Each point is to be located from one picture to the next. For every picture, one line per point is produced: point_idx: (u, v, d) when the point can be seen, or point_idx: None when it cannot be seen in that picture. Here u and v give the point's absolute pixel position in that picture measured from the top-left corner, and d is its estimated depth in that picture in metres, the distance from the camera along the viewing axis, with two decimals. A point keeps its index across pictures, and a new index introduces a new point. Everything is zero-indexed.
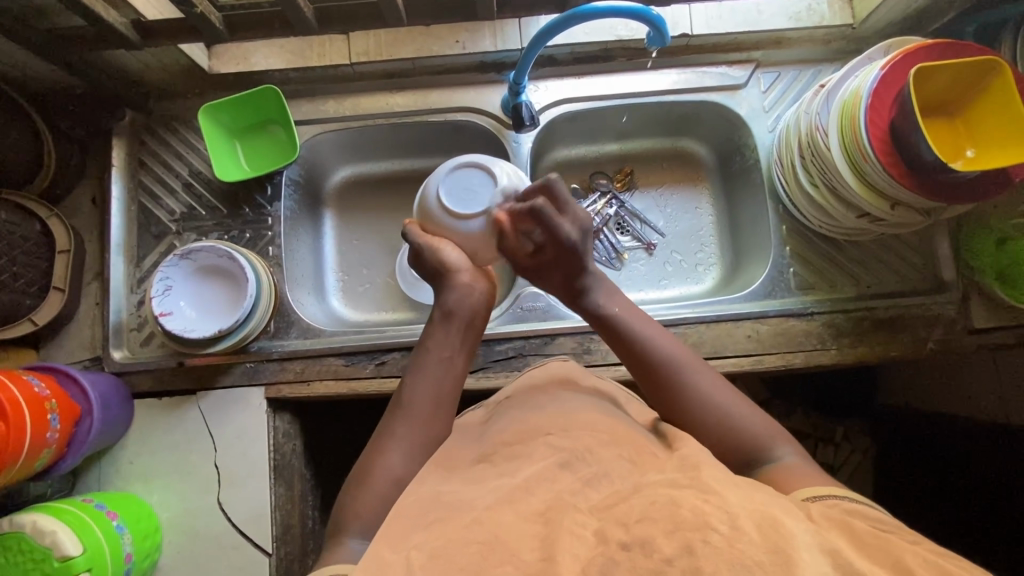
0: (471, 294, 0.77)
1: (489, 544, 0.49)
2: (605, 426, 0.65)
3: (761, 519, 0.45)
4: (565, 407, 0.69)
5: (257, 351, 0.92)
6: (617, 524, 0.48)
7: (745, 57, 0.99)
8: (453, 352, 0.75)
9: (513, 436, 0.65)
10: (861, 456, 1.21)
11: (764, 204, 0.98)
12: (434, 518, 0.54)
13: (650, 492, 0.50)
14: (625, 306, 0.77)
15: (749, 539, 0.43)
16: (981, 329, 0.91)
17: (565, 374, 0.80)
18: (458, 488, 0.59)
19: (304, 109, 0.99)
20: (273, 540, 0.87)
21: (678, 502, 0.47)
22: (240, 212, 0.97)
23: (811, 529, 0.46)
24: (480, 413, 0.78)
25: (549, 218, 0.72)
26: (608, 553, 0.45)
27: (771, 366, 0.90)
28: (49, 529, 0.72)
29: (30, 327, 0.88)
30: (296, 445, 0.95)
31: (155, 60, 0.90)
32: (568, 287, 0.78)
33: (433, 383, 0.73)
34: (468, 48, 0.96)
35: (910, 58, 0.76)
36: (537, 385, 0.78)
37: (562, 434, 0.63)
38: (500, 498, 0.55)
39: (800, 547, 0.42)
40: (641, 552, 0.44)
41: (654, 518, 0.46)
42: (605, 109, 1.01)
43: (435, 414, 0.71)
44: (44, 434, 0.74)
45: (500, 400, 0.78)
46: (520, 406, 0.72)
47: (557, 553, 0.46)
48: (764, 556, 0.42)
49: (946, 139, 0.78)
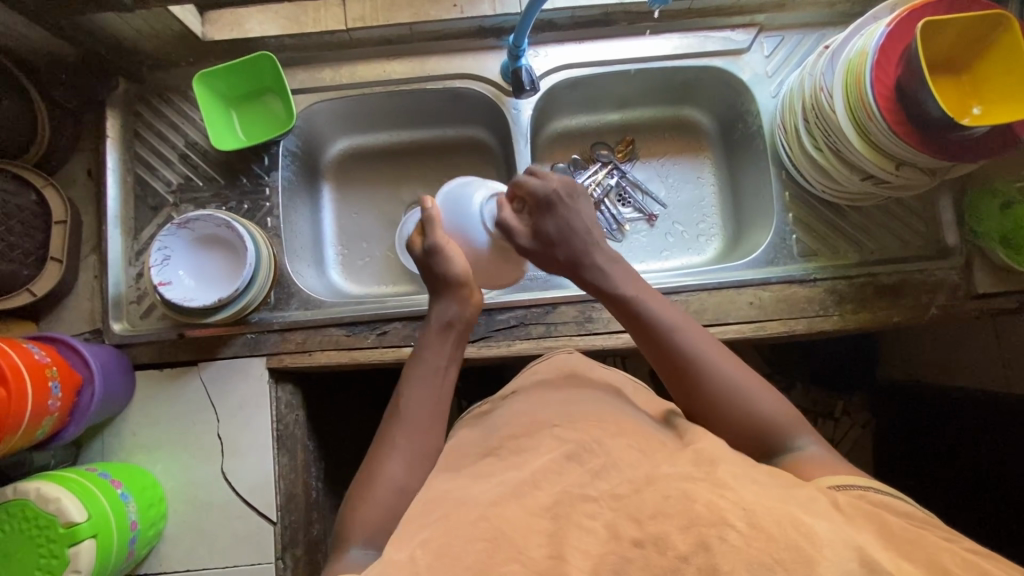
0: (457, 302, 0.79)
1: (495, 541, 0.49)
2: (610, 418, 0.66)
3: (780, 515, 0.46)
4: (571, 402, 0.70)
5: (257, 322, 0.92)
6: (629, 519, 0.48)
7: (748, 20, 0.97)
8: (448, 360, 0.77)
9: (519, 429, 0.67)
10: (860, 430, 1.29)
11: (766, 171, 0.97)
12: (440, 513, 0.55)
13: (663, 484, 0.50)
14: (636, 283, 0.76)
15: (767, 536, 0.43)
16: (984, 295, 0.90)
17: (568, 368, 0.80)
18: (466, 483, 0.60)
19: (300, 78, 0.98)
20: (277, 508, 0.88)
21: (692, 496, 0.47)
22: (237, 182, 0.96)
23: (833, 525, 0.46)
24: (485, 407, 0.80)
25: (524, 181, 0.79)
26: (620, 551, 0.46)
27: (773, 333, 0.89)
28: (53, 496, 0.72)
29: (29, 297, 0.87)
30: (299, 415, 0.94)
31: (147, 28, 0.88)
32: (574, 271, 0.78)
33: (428, 393, 0.73)
34: (466, 12, 0.94)
35: (916, 14, 0.74)
36: (542, 380, 0.78)
37: (568, 425, 0.64)
38: (506, 492, 0.55)
39: (822, 544, 0.43)
40: (654, 549, 0.45)
41: (667, 514, 0.47)
42: (606, 76, 1.00)
43: (425, 422, 0.71)
44: (45, 401, 0.74)
45: (506, 394, 0.80)
46: (531, 398, 0.74)
47: (567, 551, 0.46)
48: (784, 553, 0.42)
49: (953, 95, 0.76)
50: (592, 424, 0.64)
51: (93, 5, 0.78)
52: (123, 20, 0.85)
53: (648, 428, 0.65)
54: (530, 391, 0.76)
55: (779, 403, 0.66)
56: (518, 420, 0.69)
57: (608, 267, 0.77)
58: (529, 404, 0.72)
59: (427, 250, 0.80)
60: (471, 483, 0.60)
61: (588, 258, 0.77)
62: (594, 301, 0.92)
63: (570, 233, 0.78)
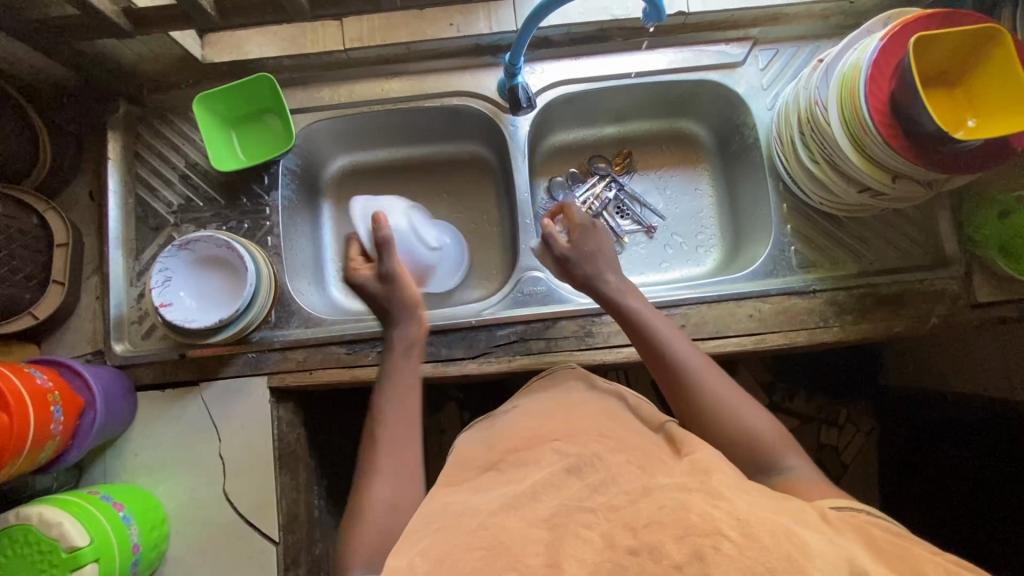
0: (414, 328, 0.81)
1: (493, 549, 0.49)
2: (610, 434, 0.66)
3: (773, 526, 0.46)
4: (572, 416, 0.70)
5: (258, 341, 0.92)
6: (624, 527, 0.49)
7: (743, 34, 0.98)
8: (410, 380, 0.77)
9: (519, 443, 0.67)
10: (864, 437, 1.29)
11: (764, 183, 0.97)
12: (441, 523, 0.55)
13: (659, 495, 0.51)
14: (642, 301, 0.80)
15: (759, 545, 0.44)
16: (984, 304, 0.90)
17: (570, 384, 0.80)
18: (465, 495, 0.60)
19: (298, 98, 0.98)
20: (279, 528, 0.87)
21: (687, 507, 0.48)
22: (237, 202, 0.96)
23: (824, 538, 0.46)
24: (486, 421, 0.80)
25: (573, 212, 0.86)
26: (615, 558, 0.46)
27: (773, 345, 0.89)
28: (56, 520, 0.72)
29: (31, 321, 0.87)
30: (301, 434, 0.95)
31: (147, 50, 0.90)
32: (587, 286, 0.82)
33: (395, 416, 0.74)
34: (463, 31, 0.95)
35: (909, 28, 0.75)
36: (543, 398, 0.77)
37: (568, 438, 0.65)
38: (504, 503, 0.55)
39: (814, 555, 0.43)
40: (649, 557, 0.45)
41: (662, 522, 0.47)
42: (603, 91, 1.00)
43: (403, 443, 0.72)
44: (48, 426, 0.74)
45: (507, 409, 0.79)
46: (533, 413, 0.73)
47: (564, 559, 0.47)
48: (776, 562, 0.43)
49: (946, 109, 0.77)
50: (592, 438, 0.64)
51: (96, 32, 0.80)
52: (123, 44, 0.87)
53: (647, 442, 0.66)
54: (531, 407, 0.75)
55: (768, 426, 0.69)
56: (518, 434, 0.69)
57: (618, 285, 0.81)
58: (528, 418, 0.72)
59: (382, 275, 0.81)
60: (471, 496, 0.60)
61: (602, 276, 0.82)
62: (595, 316, 0.92)
63: (601, 259, 0.83)
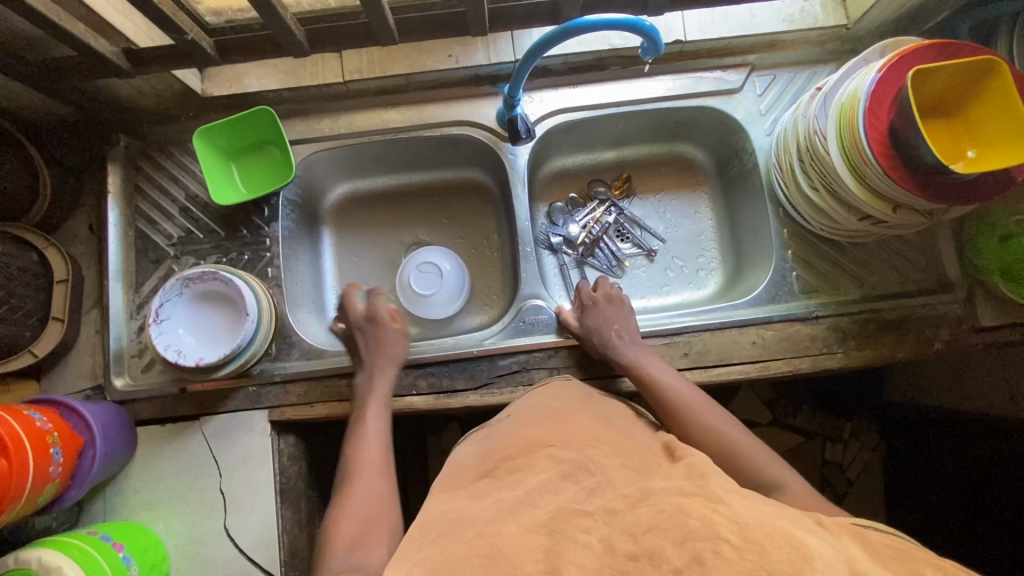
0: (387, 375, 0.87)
1: (491, 558, 0.48)
2: (606, 441, 0.66)
3: (770, 529, 0.45)
4: (575, 423, 0.70)
5: (259, 373, 0.91)
6: (624, 533, 0.47)
7: (740, 61, 0.98)
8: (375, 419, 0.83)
9: (513, 450, 0.66)
10: (870, 454, 1.28)
11: (764, 209, 0.97)
12: (439, 534, 0.54)
13: (657, 500, 0.50)
14: (642, 352, 0.86)
15: (759, 549, 0.43)
16: (988, 327, 0.89)
17: (570, 393, 0.78)
18: (462, 504, 0.60)
19: (297, 129, 0.99)
20: (280, 564, 0.86)
21: (686, 511, 0.47)
22: (238, 233, 0.96)
23: (823, 542, 0.46)
24: (481, 433, 0.78)
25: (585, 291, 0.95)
26: (616, 565, 0.45)
27: (778, 372, 0.89)
28: (55, 564, 0.71)
29: (30, 359, 0.87)
30: (302, 467, 0.94)
31: (146, 84, 0.89)
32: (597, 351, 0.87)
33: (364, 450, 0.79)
34: (462, 61, 0.95)
35: (906, 60, 0.75)
36: (538, 405, 0.76)
37: (564, 445, 0.64)
38: (502, 515, 0.54)
39: (814, 558, 0.42)
40: (649, 563, 0.44)
41: (662, 528, 0.46)
42: (602, 117, 1.01)
43: (377, 471, 0.78)
44: (47, 468, 0.73)
45: (505, 416, 0.78)
46: (529, 421, 0.72)
47: (562, 564, 0.46)
48: (776, 564, 0.42)
49: (945, 140, 0.77)
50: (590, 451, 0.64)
51: (95, 72, 0.80)
52: (123, 82, 0.87)
53: (647, 453, 0.65)
54: (526, 415, 0.74)
55: (770, 456, 0.73)
56: (512, 442, 0.68)
57: (623, 341, 0.87)
58: (524, 426, 0.71)
59: (401, 332, 0.92)
60: (466, 505, 0.59)
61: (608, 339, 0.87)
62: None
63: (614, 326, 0.88)
